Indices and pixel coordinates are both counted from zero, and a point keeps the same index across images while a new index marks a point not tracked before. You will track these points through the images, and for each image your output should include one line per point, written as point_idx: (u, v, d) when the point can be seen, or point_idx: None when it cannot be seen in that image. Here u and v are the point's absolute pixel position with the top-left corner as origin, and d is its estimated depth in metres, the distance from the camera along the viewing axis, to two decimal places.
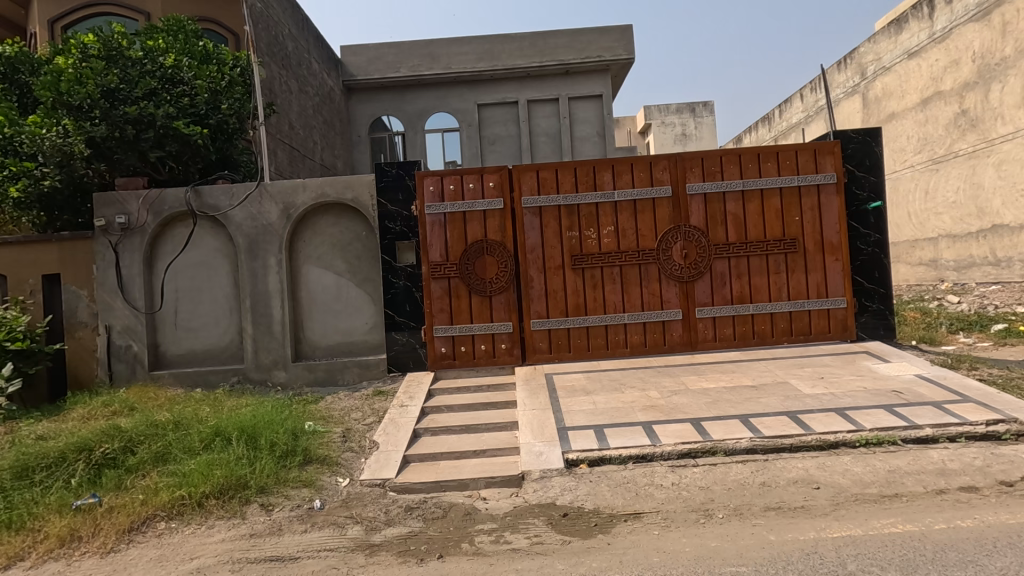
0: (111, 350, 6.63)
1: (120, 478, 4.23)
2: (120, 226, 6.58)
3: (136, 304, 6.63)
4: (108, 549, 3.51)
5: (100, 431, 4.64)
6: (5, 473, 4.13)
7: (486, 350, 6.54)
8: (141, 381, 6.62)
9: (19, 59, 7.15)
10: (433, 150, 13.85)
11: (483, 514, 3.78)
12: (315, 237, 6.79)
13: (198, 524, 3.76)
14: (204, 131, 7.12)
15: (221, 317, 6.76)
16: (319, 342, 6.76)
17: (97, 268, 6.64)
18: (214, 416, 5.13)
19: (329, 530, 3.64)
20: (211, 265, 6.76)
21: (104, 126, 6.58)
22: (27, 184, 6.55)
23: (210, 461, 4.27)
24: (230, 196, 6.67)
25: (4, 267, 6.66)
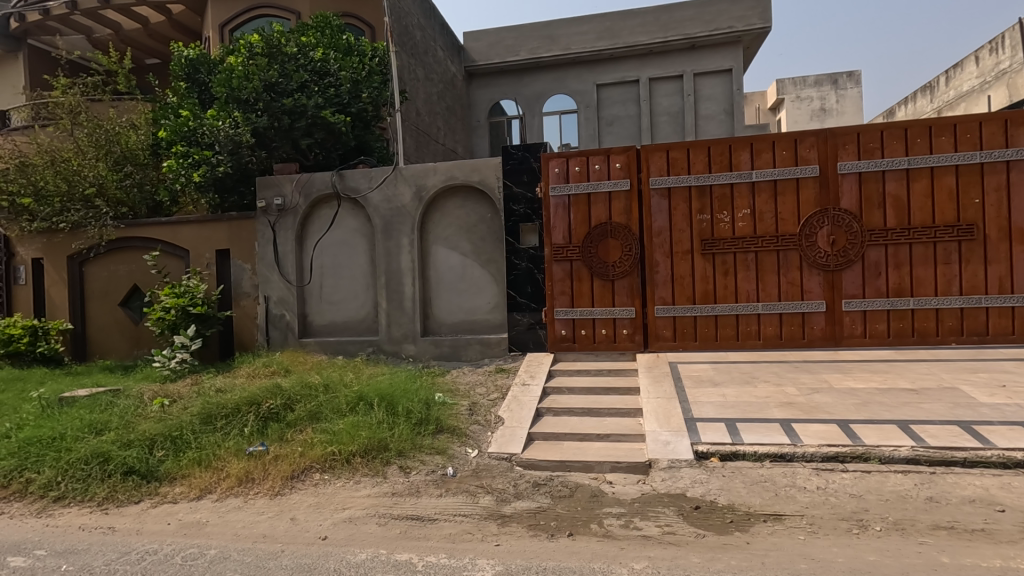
0: (269, 318, 7.46)
1: (282, 431, 4.78)
2: (277, 207, 7.35)
3: (289, 278, 7.38)
4: (276, 492, 3.99)
5: (265, 387, 5.27)
6: (195, 418, 4.83)
7: (607, 335, 6.47)
8: (292, 346, 7.38)
9: (199, 60, 8.11)
10: (550, 132, 13.81)
11: (610, 498, 3.77)
12: (444, 218, 7.07)
13: (347, 478, 4.15)
14: (347, 120, 7.78)
15: (359, 292, 7.32)
16: (445, 319, 7.08)
17: (258, 245, 7.47)
18: (356, 382, 5.60)
19: (463, 496, 3.84)
20: (352, 243, 7.32)
21: (266, 117, 7.37)
22: (207, 170, 7.36)
23: (355, 423, 4.70)
24: (369, 179, 7.16)
25: (188, 243, 7.73)
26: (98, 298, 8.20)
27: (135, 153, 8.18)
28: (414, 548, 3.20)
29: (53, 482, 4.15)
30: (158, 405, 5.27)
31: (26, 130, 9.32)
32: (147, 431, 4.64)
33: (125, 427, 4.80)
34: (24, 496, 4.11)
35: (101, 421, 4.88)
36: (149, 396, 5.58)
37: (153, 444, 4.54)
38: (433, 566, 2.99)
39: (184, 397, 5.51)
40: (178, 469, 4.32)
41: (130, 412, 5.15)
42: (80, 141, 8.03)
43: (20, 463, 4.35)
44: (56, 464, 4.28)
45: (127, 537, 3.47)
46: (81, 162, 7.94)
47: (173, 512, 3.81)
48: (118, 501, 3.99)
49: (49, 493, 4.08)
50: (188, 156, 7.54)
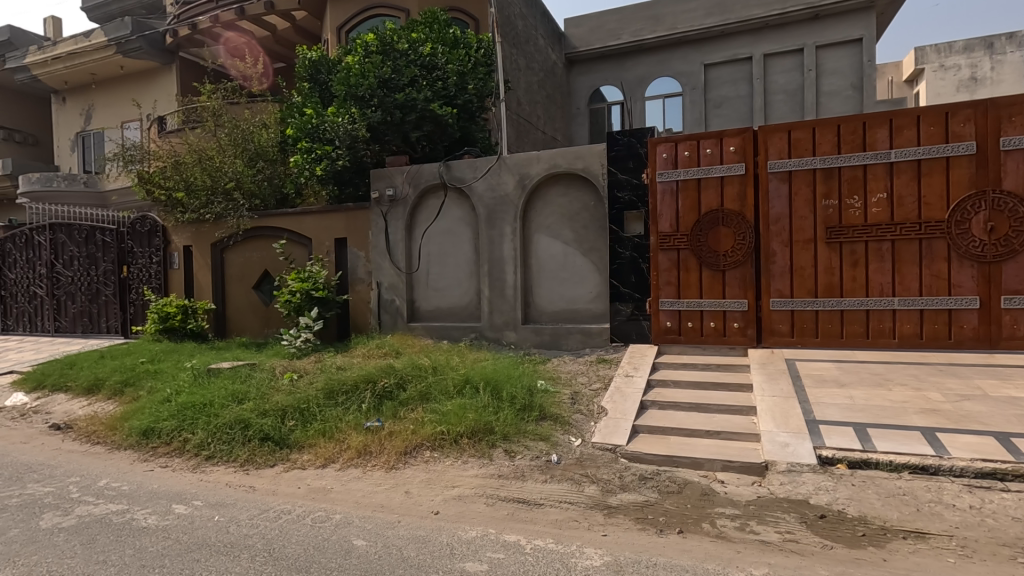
0: (381, 303, 7.93)
1: (395, 409, 5.08)
2: (389, 198, 7.74)
3: (399, 265, 7.77)
4: (391, 465, 4.25)
5: (381, 367, 5.62)
6: (319, 393, 5.24)
7: (715, 328, 6.15)
8: (401, 330, 7.79)
9: (321, 61, 8.72)
10: (653, 117, 13.29)
11: (722, 498, 3.60)
12: (546, 206, 7.07)
13: (455, 458, 4.32)
14: (454, 112, 8.00)
15: (463, 280, 7.54)
16: (546, 307, 7.10)
17: (372, 234, 7.93)
18: (462, 366, 5.80)
19: (568, 484, 3.85)
20: (457, 232, 7.56)
21: (380, 112, 7.78)
22: (328, 164, 7.97)
23: (463, 405, 4.88)
24: (474, 169, 7.33)
25: (310, 232, 8.37)
26: (236, 282, 9.16)
27: (267, 150, 8.97)
28: (521, 531, 3.25)
29: (204, 443, 4.71)
30: (288, 379, 5.80)
31: (179, 132, 10.54)
32: (279, 402, 5.11)
33: (260, 398, 5.32)
34: (182, 453, 4.70)
35: (241, 391, 5.46)
36: (280, 371, 6.16)
37: (284, 414, 5.01)
38: (541, 550, 3.02)
39: (309, 373, 6.02)
40: (305, 438, 4.72)
41: (265, 384, 5.73)
42: (222, 141, 8.97)
43: (179, 425, 4.98)
44: (206, 427, 4.85)
45: (265, 496, 3.86)
46: (222, 159, 8.87)
47: (303, 477, 4.18)
48: (256, 463, 4.44)
49: (201, 452, 4.64)
50: (311, 151, 8.16)
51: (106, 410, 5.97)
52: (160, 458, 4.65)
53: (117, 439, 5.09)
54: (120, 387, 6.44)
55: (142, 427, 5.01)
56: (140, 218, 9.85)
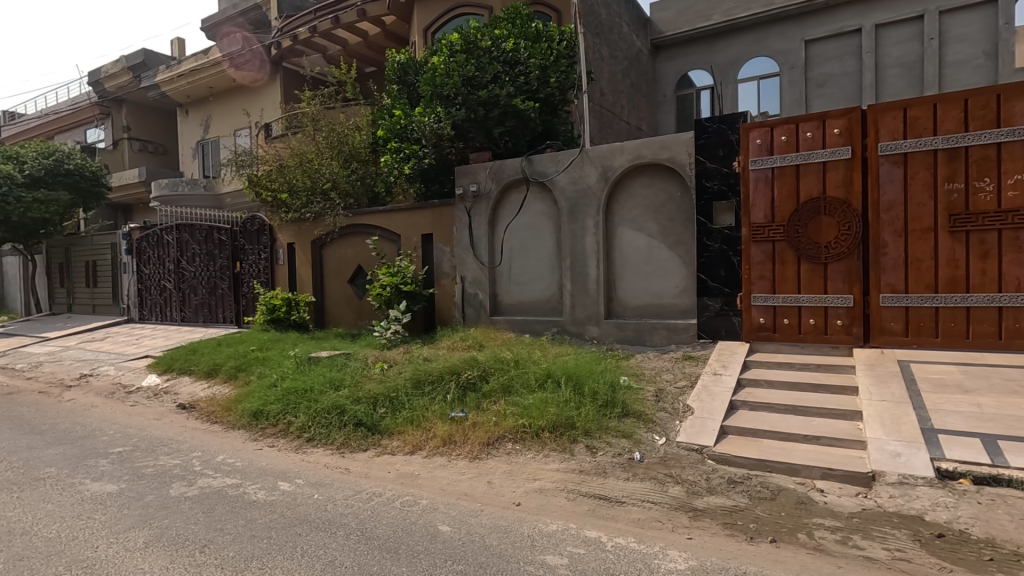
0: (465, 296, 8.13)
1: (479, 400, 5.21)
2: (473, 193, 7.91)
3: (482, 259, 7.93)
4: (474, 455, 4.37)
5: (465, 359, 5.78)
6: (408, 382, 5.49)
7: (815, 325, 5.72)
8: (484, 323, 7.95)
9: (408, 63, 9.04)
10: (746, 101, 12.53)
11: (821, 508, 3.36)
12: (630, 198, 6.90)
13: (537, 451, 4.36)
14: (536, 106, 8.03)
15: (545, 274, 7.56)
16: (630, 302, 6.95)
17: (456, 230, 8.15)
18: (544, 360, 5.82)
19: (651, 483, 3.76)
20: (539, 226, 7.57)
21: (464, 110, 7.95)
22: (415, 163, 8.30)
23: (545, 399, 4.91)
24: (556, 162, 7.31)
25: (399, 228, 8.75)
26: (333, 276, 9.78)
27: (360, 151, 9.45)
28: (603, 527, 3.23)
29: (305, 425, 5.10)
30: (379, 368, 6.14)
31: (282, 138, 11.37)
32: (371, 390, 5.42)
33: (355, 385, 5.67)
34: (286, 434, 5.11)
35: (338, 378, 5.84)
36: (372, 361, 6.52)
37: (376, 402, 5.30)
38: (622, 549, 2.97)
39: (398, 363, 6.32)
40: (395, 425, 4.97)
41: (359, 372, 6.09)
42: (321, 144, 9.57)
43: (284, 408, 5.42)
44: (307, 411, 5.25)
45: (359, 479, 4.11)
46: (321, 161, 9.47)
47: (392, 462, 4.40)
48: (351, 447, 4.73)
49: (302, 434, 5.01)
50: (400, 151, 8.48)
51: (222, 393, 6.62)
52: (268, 437, 5.09)
53: (232, 419, 5.63)
54: (234, 372, 7.12)
55: (253, 409, 5.50)
56: (250, 218, 10.77)
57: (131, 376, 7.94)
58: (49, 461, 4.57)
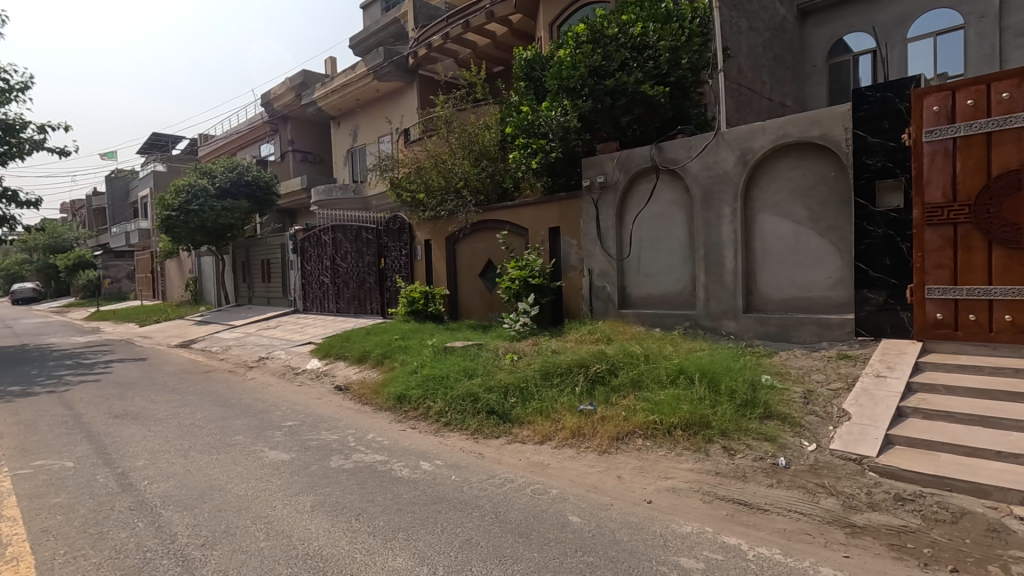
0: (592, 289, 8.08)
1: (608, 394, 5.18)
2: (600, 185, 7.79)
3: (610, 252, 7.81)
4: (603, 449, 4.35)
5: (593, 352, 5.77)
6: (537, 373, 5.62)
7: (1011, 322, 4.81)
8: (612, 316, 7.84)
9: (534, 59, 9.13)
10: (919, 62, 10.80)
11: (1018, 539, 2.84)
12: (773, 182, 6.35)
13: (669, 448, 4.23)
14: (666, 91, 7.74)
15: (676, 266, 7.25)
16: (772, 295, 6.42)
17: (583, 222, 8.10)
18: (676, 355, 5.61)
19: (799, 492, 3.45)
20: (670, 216, 7.26)
21: (590, 101, 7.86)
22: (543, 157, 8.32)
23: (677, 395, 4.75)
24: (688, 148, 6.94)
25: (528, 223, 8.93)
26: (465, 270, 10.28)
27: (489, 149, 9.76)
28: (744, 534, 3.03)
29: (443, 410, 5.44)
30: (510, 359, 6.34)
31: (419, 142, 12.14)
32: (502, 379, 5.63)
33: (487, 374, 5.94)
34: (426, 417, 5.49)
35: (472, 367, 6.16)
36: (502, 351, 6.75)
37: (507, 391, 5.49)
38: (765, 559, 2.77)
39: (527, 354, 6.48)
40: (525, 415, 5.12)
41: (491, 362, 6.35)
42: (453, 144, 10.04)
43: (424, 393, 5.83)
44: (444, 397, 5.59)
45: (492, 464, 4.29)
46: (453, 161, 9.95)
47: (523, 451, 4.53)
48: (484, 433, 4.96)
49: (440, 419, 5.35)
50: (528, 147, 8.59)
51: (371, 377, 7.30)
52: (410, 419, 5.51)
53: (380, 401, 6.19)
54: (381, 358, 7.80)
55: (397, 393, 5.99)
56: (393, 217, 11.69)
57: (298, 359, 9.06)
58: (238, 430, 5.39)
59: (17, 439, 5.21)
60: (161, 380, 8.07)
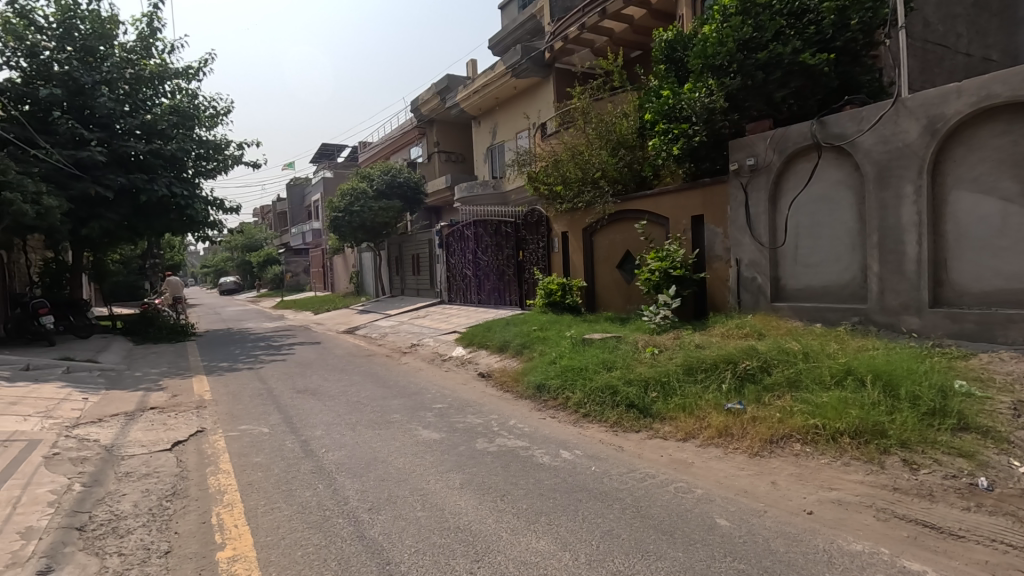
0: (741, 281, 7.52)
1: (760, 393, 4.81)
2: (750, 167, 7.21)
3: (761, 240, 7.21)
4: (754, 452, 4.07)
5: (742, 348, 5.42)
6: (679, 368, 5.41)
7: None
8: (764, 310, 7.23)
9: (676, 40, 8.70)
10: None
11: None
12: (971, 154, 5.39)
13: (833, 456, 3.82)
14: (830, 57, 6.99)
15: (842, 254, 6.47)
16: (969, 287, 5.46)
17: (731, 209, 7.56)
18: (842, 354, 5.06)
19: (1006, 521, 2.92)
20: (835, 198, 6.51)
21: (739, 78, 7.33)
22: (684, 142, 7.84)
23: (843, 398, 4.28)
24: (859, 120, 6.16)
25: (669, 211, 8.57)
26: (603, 262, 10.19)
27: (627, 137, 9.53)
28: (931, 562, 2.63)
29: (582, 401, 5.47)
30: (650, 352, 6.17)
31: (556, 135, 12.23)
32: (642, 373, 5.51)
33: (627, 367, 5.85)
34: (565, 407, 5.56)
35: (610, 360, 6.12)
36: (642, 344, 6.59)
37: (647, 385, 5.37)
38: None
39: (669, 348, 6.26)
40: (666, 410, 4.96)
41: (630, 355, 6.24)
42: (590, 135, 9.95)
43: (563, 383, 5.92)
44: (583, 388, 5.62)
45: (633, 457, 4.22)
46: (591, 152, 9.86)
47: (665, 447, 4.39)
48: (624, 426, 4.89)
49: (579, 409, 5.39)
50: (669, 132, 8.15)
51: (512, 366, 7.58)
52: (550, 409, 5.62)
53: (520, 389, 6.41)
54: (521, 348, 8.05)
55: (537, 382, 6.15)
56: (531, 211, 11.95)
57: (445, 347, 9.70)
58: (395, 408, 5.95)
59: (227, 406, 6.29)
60: (332, 361, 9.18)
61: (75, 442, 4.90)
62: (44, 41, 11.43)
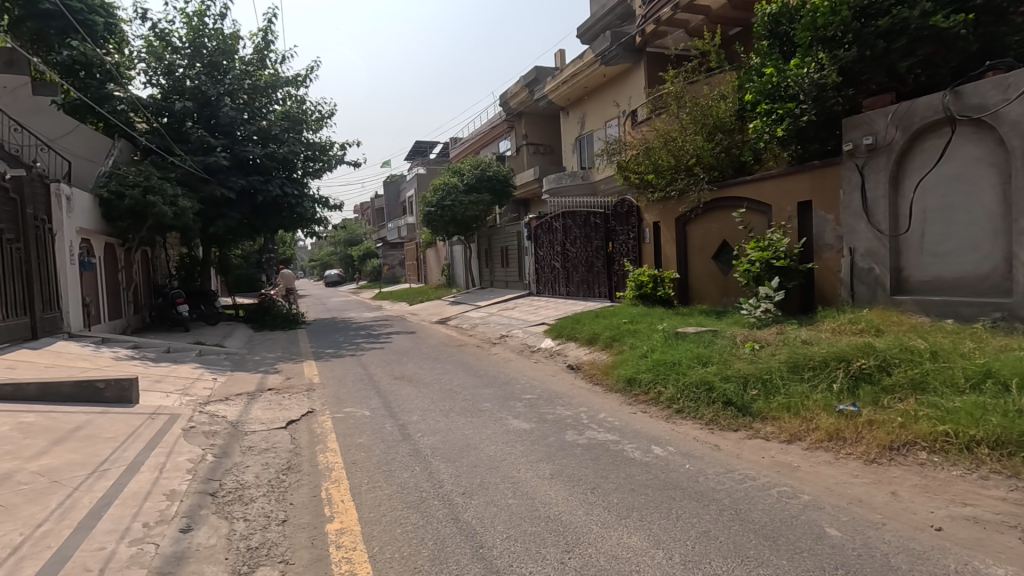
0: (855, 272, 6.88)
1: (877, 395, 4.40)
2: (867, 147, 6.56)
3: (880, 227, 6.54)
4: (870, 458, 3.73)
5: (857, 345, 4.99)
6: (783, 364, 5.08)
7: None
8: (882, 304, 6.58)
9: (780, 12, 8.07)
10: None
11: None
12: None
13: (967, 469, 3.42)
14: (968, 18, 6.19)
15: (980, 241, 5.73)
16: None
17: (844, 193, 6.93)
18: (980, 354, 4.52)
19: None
20: (972, 178, 5.77)
21: (855, 49, 6.69)
22: (790, 123, 7.29)
23: (980, 403, 3.84)
24: (1004, 88, 5.40)
25: (772, 198, 8.02)
26: (697, 252, 9.76)
27: (725, 121, 9.01)
28: None
29: (674, 397, 5.28)
30: (750, 348, 5.83)
31: (647, 121, 11.84)
32: (741, 369, 5.23)
33: (724, 363, 5.57)
34: (657, 402, 5.41)
35: (706, 355, 5.86)
36: (741, 339, 6.24)
37: (747, 381, 5.09)
38: None
39: (771, 344, 5.87)
40: (768, 409, 4.67)
41: (728, 350, 5.94)
42: (683, 120, 9.51)
43: (655, 377, 5.75)
44: (676, 383, 5.43)
45: (730, 458, 4.02)
46: (684, 138, 9.42)
47: (766, 448, 4.14)
48: (720, 424, 4.67)
49: (672, 405, 5.22)
50: (772, 113, 7.62)
51: (601, 358, 7.49)
52: (641, 403, 5.49)
53: (610, 382, 6.32)
54: (610, 341, 7.91)
55: (627, 375, 6.03)
56: (621, 201, 11.69)
57: (534, 338, 9.78)
58: (486, 397, 6.10)
59: (333, 390, 6.78)
60: (426, 350, 9.58)
61: (207, 417, 5.51)
62: (179, 60, 12.85)
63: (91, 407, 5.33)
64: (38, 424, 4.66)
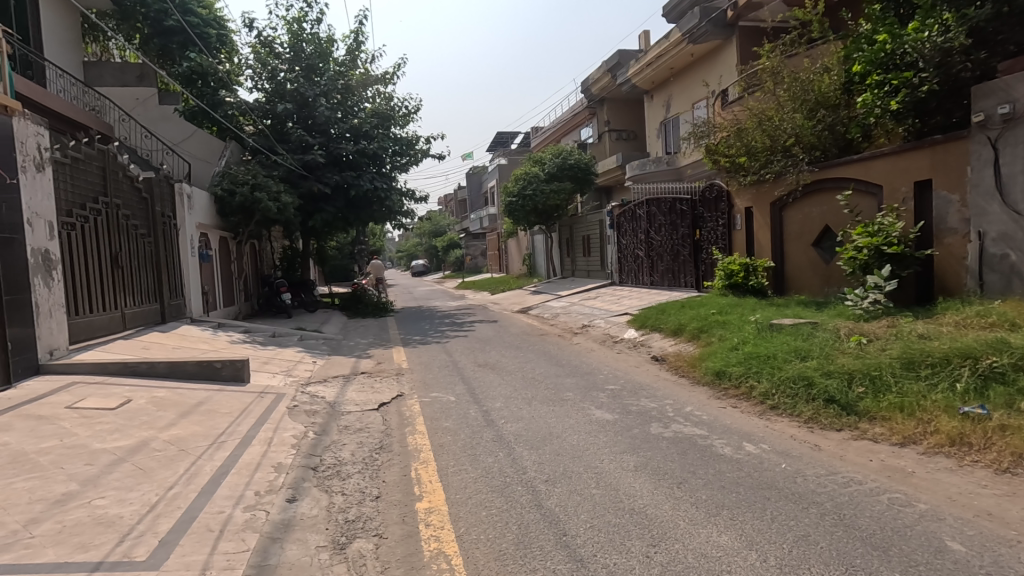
0: (984, 259, 6.14)
1: (1011, 397, 3.91)
2: (1003, 117, 5.81)
3: (1017, 208, 5.78)
4: (1003, 468, 3.33)
5: (985, 341, 4.47)
6: (895, 361, 4.65)
7: None
8: (1018, 295, 5.83)
9: None
10: None
11: None
12: None
13: None
14: None
15: None
16: None
17: (972, 170, 6.19)
18: None
19: None
20: None
21: (989, 6, 6.15)
22: (907, 94, 6.62)
23: None
24: None
25: (883, 178, 7.28)
26: (795, 239, 9.11)
27: (828, 96, 8.32)
28: None
29: (769, 392, 4.98)
30: (856, 342, 5.37)
31: (740, 100, 11.18)
32: (846, 364, 4.85)
33: (826, 357, 5.18)
34: (749, 397, 5.14)
35: (805, 348, 5.48)
36: (846, 332, 5.76)
37: (853, 378, 4.70)
38: None
39: (882, 338, 5.38)
40: (877, 409, 4.29)
41: (830, 344, 5.51)
42: (781, 97, 8.86)
43: (747, 371, 5.46)
44: (771, 378, 5.13)
45: (833, 459, 3.74)
46: (782, 116, 8.77)
47: (875, 451, 3.80)
48: (821, 423, 4.35)
49: (766, 400, 4.93)
50: (885, 84, 6.93)
51: (687, 350, 7.23)
52: (731, 398, 5.23)
53: (698, 375, 6.08)
54: (697, 332, 7.60)
55: (716, 368, 5.78)
56: (710, 186, 11.14)
57: (617, 328, 9.61)
58: (569, 387, 6.10)
59: (421, 375, 7.07)
60: (509, 339, 9.71)
61: (308, 397, 5.93)
62: (281, 64, 13.81)
63: (210, 384, 5.91)
64: (168, 398, 5.23)
